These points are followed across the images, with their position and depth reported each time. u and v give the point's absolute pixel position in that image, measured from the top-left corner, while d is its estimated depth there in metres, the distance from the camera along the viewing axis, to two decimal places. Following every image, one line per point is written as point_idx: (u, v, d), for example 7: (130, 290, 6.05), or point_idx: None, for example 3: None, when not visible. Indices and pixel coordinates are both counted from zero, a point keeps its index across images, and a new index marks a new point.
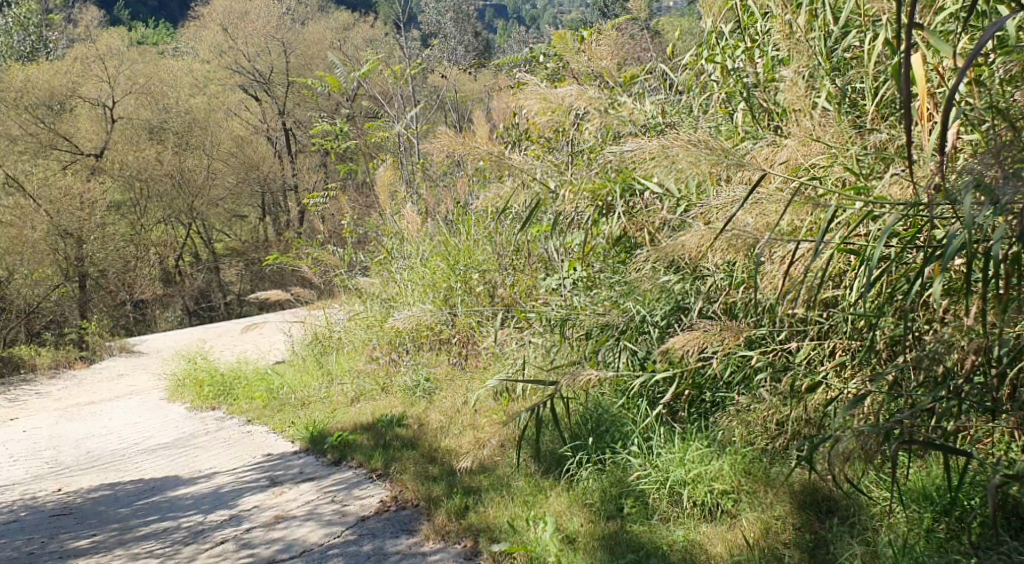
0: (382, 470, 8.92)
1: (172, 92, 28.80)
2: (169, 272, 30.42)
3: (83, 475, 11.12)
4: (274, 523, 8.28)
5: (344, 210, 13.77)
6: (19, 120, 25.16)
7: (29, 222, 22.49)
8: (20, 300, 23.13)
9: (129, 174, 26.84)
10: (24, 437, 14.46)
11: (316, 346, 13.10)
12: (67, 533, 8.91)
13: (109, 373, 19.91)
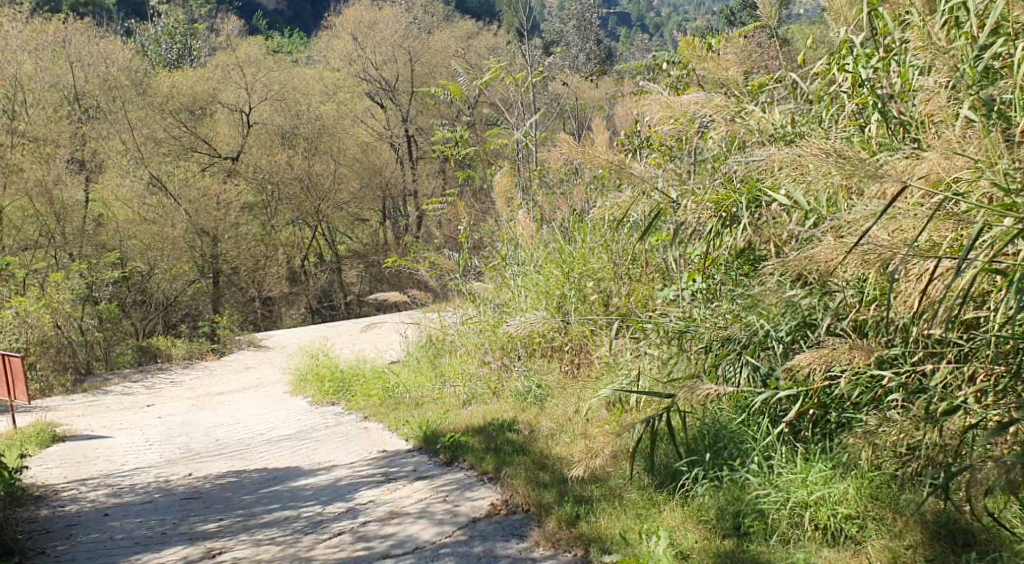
0: (494, 473, 8.90)
1: (304, 98, 29.31)
2: (293, 272, 30.99)
3: (210, 461, 11.38)
4: (388, 518, 8.33)
5: (461, 214, 13.78)
6: (165, 124, 27.22)
7: (170, 220, 24.96)
8: (160, 294, 25.51)
9: (262, 176, 28.22)
10: (159, 421, 14.87)
11: (430, 348, 13.11)
12: (196, 516, 9.15)
13: (233, 365, 20.32)
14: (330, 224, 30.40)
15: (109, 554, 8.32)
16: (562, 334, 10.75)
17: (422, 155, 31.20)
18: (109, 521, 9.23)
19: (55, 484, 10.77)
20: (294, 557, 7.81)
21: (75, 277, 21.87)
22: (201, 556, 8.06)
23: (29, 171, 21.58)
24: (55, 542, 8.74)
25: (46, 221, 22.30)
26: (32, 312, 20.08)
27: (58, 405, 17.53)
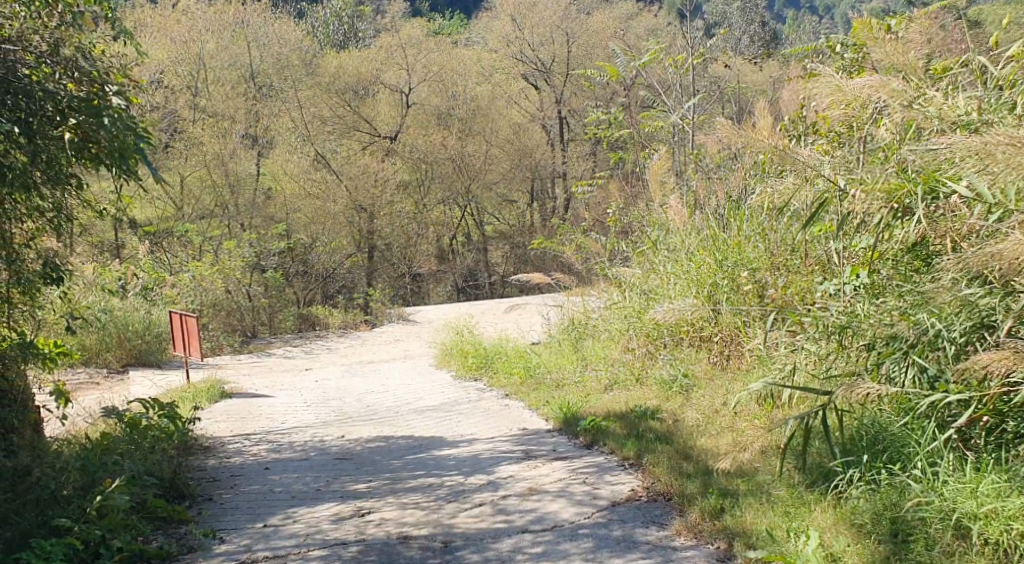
0: (635, 460, 8.73)
1: (460, 80, 29.44)
2: (441, 251, 31.18)
3: (361, 425, 11.51)
4: (527, 495, 8.25)
5: (613, 198, 13.54)
6: (330, 104, 28.30)
7: (331, 196, 25.44)
8: (320, 266, 26.04)
9: (417, 157, 28.36)
10: (315, 385, 15.16)
11: (572, 330, 12.94)
12: (347, 476, 9.26)
13: (382, 337, 20.55)
14: (479, 206, 30.45)
15: (266, 506, 8.47)
16: (712, 323, 10.41)
17: (573, 137, 30.72)
18: (269, 474, 9.43)
19: (220, 437, 11.09)
20: (437, 523, 7.80)
21: (244, 246, 22.73)
22: (351, 514, 8.12)
23: (208, 145, 23.53)
24: (219, 490, 8.98)
25: (221, 193, 24.27)
26: (206, 276, 21.14)
27: (225, 364, 18.11)
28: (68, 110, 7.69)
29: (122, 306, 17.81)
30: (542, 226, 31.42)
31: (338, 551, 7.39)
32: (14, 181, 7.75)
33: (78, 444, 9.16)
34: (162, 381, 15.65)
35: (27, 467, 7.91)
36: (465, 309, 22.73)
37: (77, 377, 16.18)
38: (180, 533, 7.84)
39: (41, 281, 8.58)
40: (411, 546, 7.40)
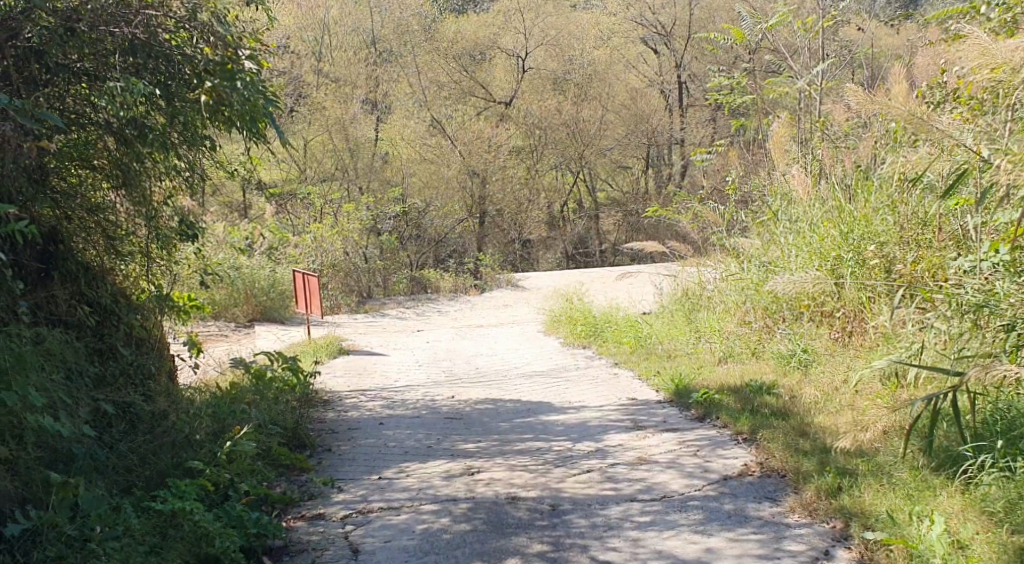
0: (749, 435, 8.49)
1: (578, 44, 28.65)
2: (552, 218, 31.00)
3: (471, 387, 11.46)
4: (637, 464, 8.08)
5: (733, 166, 13.21)
6: (448, 69, 27.97)
7: (446, 160, 25.56)
8: (433, 231, 26.62)
9: (532, 122, 28.16)
10: (426, 346, 15.20)
11: (686, 301, 12.64)
12: (457, 435, 9.21)
13: (493, 301, 20.45)
14: (592, 172, 30.15)
15: (382, 459, 8.54)
16: (834, 298, 10.02)
17: (693, 103, 29.67)
18: (383, 430, 9.48)
19: (337, 391, 11.21)
20: (545, 486, 7.68)
21: (363, 209, 22.87)
22: (461, 472, 8.05)
23: (331, 109, 23.92)
24: (337, 441, 9.12)
25: (342, 156, 24.46)
26: (327, 238, 21.48)
27: (344, 323, 18.29)
28: (202, 73, 7.81)
29: (249, 263, 18.11)
30: (657, 193, 30.96)
31: (449, 507, 7.33)
32: (155, 142, 7.92)
33: (207, 393, 9.28)
34: (284, 336, 15.94)
35: (164, 411, 7.92)
36: (576, 277, 22.48)
37: (209, 328, 16.57)
38: (302, 480, 7.95)
39: (177, 237, 8.64)
40: (520, 507, 7.29)
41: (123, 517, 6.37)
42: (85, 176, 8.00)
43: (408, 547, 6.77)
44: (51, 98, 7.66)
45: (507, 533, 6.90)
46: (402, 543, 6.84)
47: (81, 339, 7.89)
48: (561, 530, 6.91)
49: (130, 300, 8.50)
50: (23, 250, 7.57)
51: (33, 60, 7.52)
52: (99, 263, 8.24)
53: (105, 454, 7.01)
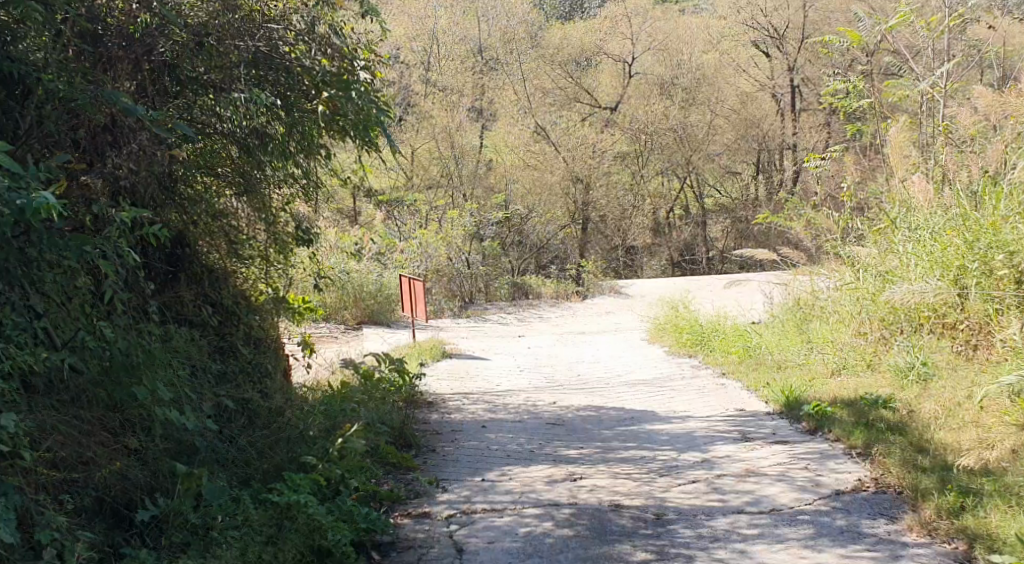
0: (863, 449, 8.14)
1: (688, 48, 28.23)
2: (657, 223, 30.72)
3: (574, 393, 11.26)
4: (744, 476, 7.80)
5: (850, 172, 12.82)
6: (553, 75, 28.09)
7: (549, 167, 25.51)
8: (536, 237, 26.17)
9: (638, 127, 27.63)
10: (529, 351, 15.06)
11: (798, 311, 12.28)
12: (560, 441, 9.02)
13: (595, 308, 20.22)
14: (701, 179, 29.74)
15: (485, 461, 8.41)
16: (957, 310, 9.59)
17: (807, 108, 28.30)
18: (487, 432, 9.35)
19: (442, 394, 11.12)
20: (649, 495, 7.44)
21: (467, 215, 22.86)
22: (563, 478, 7.86)
23: (439, 118, 23.72)
24: (441, 442, 9.02)
25: (447, 164, 24.32)
26: (432, 243, 21.50)
27: (447, 327, 18.27)
28: (321, 85, 7.91)
29: (358, 268, 18.21)
30: (768, 200, 29.69)
31: (551, 511, 7.13)
32: (275, 151, 7.92)
33: (319, 392, 9.30)
34: (390, 339, 15.91)
35: (280, 407, 8.10)
36: (681, 285, 22.07)
37: (320, 329, 16.70)
38: (407, 480, 7.85)
39: (294, 242, 8.76)
40: (623, 515, 7.07)
41: (243, 507, 6.55)
42: (210, 183, 8.04)
43: (512, 549, 6.60)
44: (181, 109, 7.64)
45: (609, 539, 6.68)
46: (506, 545, 6.67)
47: (202, 337, 8.08)
48: (665, 540, 6.67)
49: (250, 301, 8.66)
50: (154, 252, 7.80)
51: (165, 73, 7.54)
52: (221, 265, 8.25)
53: (224, 444, 7.23)
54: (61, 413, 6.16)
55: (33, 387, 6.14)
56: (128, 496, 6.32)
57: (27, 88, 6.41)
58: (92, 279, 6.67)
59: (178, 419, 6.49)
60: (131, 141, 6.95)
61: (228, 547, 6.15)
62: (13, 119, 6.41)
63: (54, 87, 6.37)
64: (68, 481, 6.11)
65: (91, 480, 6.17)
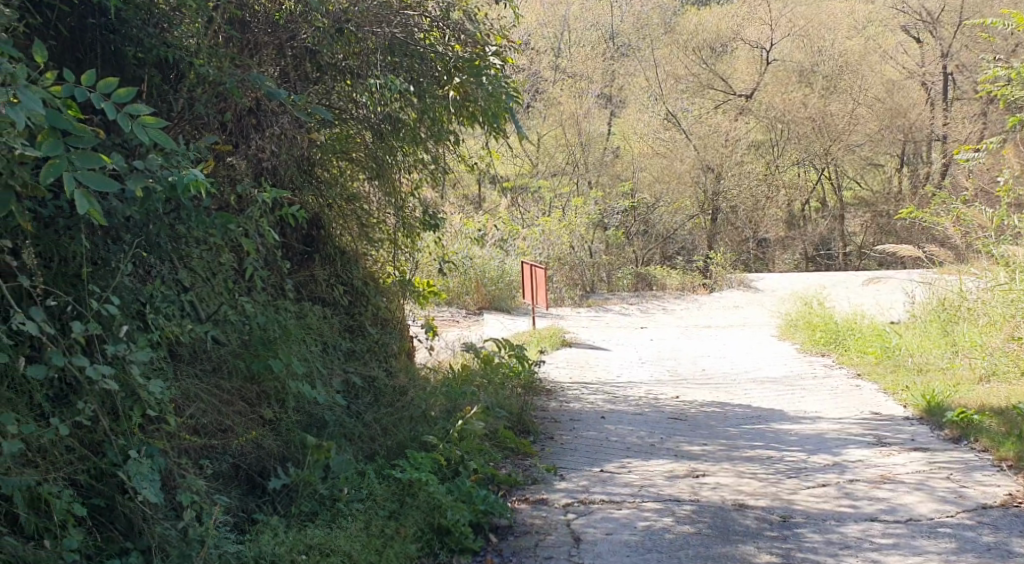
0: (1013, 462, 7.60)
1: (830, 34, 25.97)
2: (790, 216, 28.36)
3: (698, 388, 10.88)
4: (879, 483, 7.34)
5: (1009, 166, 12.14)
6: (686, 62, 26.71)
7: (679, 155, 24.95)
8: (661, 226, 25.94)
9: (774, 115, 25.93)
10: (651, 343, 14.70)
11: (943, 313, 11.69)
12: (682, 436, 8.67)
13: (723, 302, 19.71)
14: (839, 168, 26.84)
15: (604, 452, 8.13)
16: None
17: (960, 95, 25.25)
18: (607, 423, 9.06)
19: (560, 383, 10.85)
20: (776, 497, 7.06)
21: (592, 204, 22.64)
22: (686, 473, 7.54)
23: (565, 104, 24.41)
24: (559, 430, 8.76)
25: (573, 151, 24.71)
26: (555, 232, 21.40)
27: (569, 315, 18.00)
28: (453, 70, 7.76)
29: (481, 254, 18.04)
30: (913, 194, 27.08)
31: (672, 507, 6.81)
32: (407, 137, 7.81)
33: (440, 374, 9.12)
34: (509, 326, 15.69)
35: (404, 385, 7.92)
36: (816, 281, 21.34)
37: (443, 313, 16.58)
38: (526, 465, 7.62)
39: (422, 228, 8.52)
40: (748, 515, 6.70)
41: (366, 481, 6.40)
42: (345, 167, 7.90)
43: (630, 542, 6.28)
44: (320, 95, 7.52)
45: (733, 539, 6.32)
46: (623, 538, 6.35)
47: (334, 316, 8.01)
48: (791, 543, 6.28)
49: (379, 282, 8.53)
50: (291, 233, 7.81)
51: (307, 58, 7.40)
52: (353, 249, 8.17)
53: (353, 420, 7.08)
54: (204, 382, 6.22)
55: (179, 356, 6.24)
56: (262, 464, 6.21)
57: (181, 72, 6.52)
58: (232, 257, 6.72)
59: (311, 394, 6.45)
60: (274, 125, 6.95)
61: (352, 520, 5.98)
62: (167, 103, 6.54)
63: (206, 71, 6.42)
64: (207, 446, 6.05)
65: (229, 447, 6.11)
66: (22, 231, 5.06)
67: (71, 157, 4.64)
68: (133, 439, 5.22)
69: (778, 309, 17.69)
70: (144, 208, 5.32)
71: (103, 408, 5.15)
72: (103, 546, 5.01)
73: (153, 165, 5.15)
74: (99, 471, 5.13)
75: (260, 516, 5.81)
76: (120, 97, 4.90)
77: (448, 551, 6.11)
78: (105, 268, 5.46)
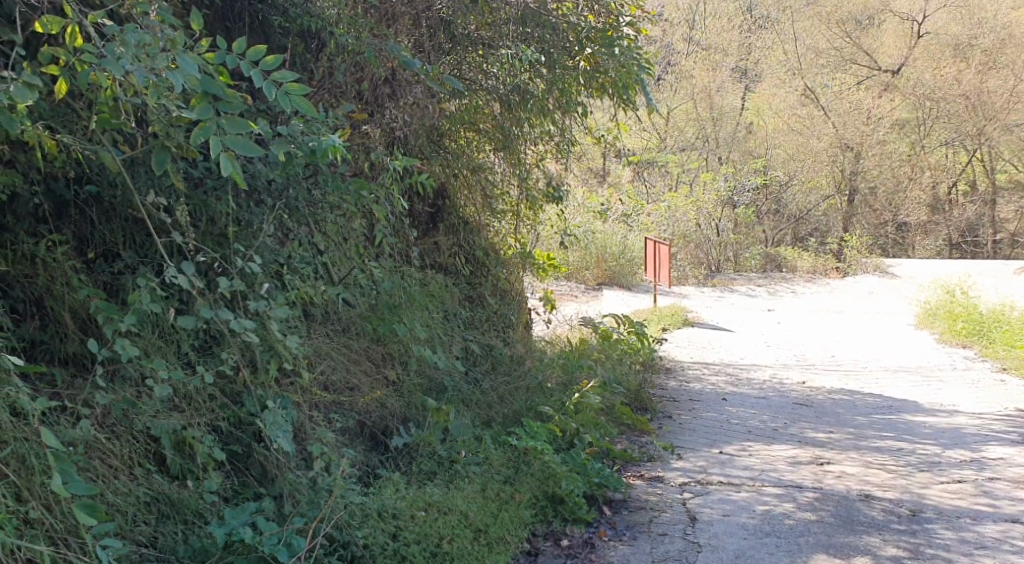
0: None
1: (992, 4, 23.73)
2: (934, 199, 26.11)
3: (825, 374, 10.87)
4: (1021, 483, 7.19)
5: None
6: (828, 35, 24.27)
7: (816, 132, 22.84)
8: (794, 206, 23.99)
9: (922, 92, 23.93)
10: (775, 326, 14.63)
11: None
12: (807, 423, 8.70)
13: (854, 287, 19.42)
14: (993, 150, 24.80)
15: (724, 434, 8.22)
16: None
17: None
18: (728, 405, 9.14)
19: (681, 362, 10.97)
20: (906, 489, 6.98)
21: (722, 179, 22.54)
22: (809, 460, 7.57)
23: (699, 77, 22.75)
24: (678, 410, 8.87)
25: (703, 126, 23.10)
26: (680, 208, 21.51)
27: (691, 295, 17.98)
28: (586, 41, 7.84)
29: (603, 228, 18.19)
30: None
31: (794, 493, 6.83)
32: (536, 108, 7.94)
33: (558, 348, 9.29)
34: (630, 303, 15.81)
35: (521, 355, 8.12)
36: (957, 270, 20.84)
37: (562, 288, 16.72)
38: (642, 442, 7.76)
39: (544, 200, 8.71)
40: (874, 507, 6.64)
41: (483, 447, 6.60)
42: (472, 138, 8.05)
43: (747, 524, 6.31)
44: (452, 66, 7.76)
45: (856, 530, 6.27)
46: (741, 520, 6.39)
47: (455, 285, 8.21)
48: (921, 538, 6.17)
49: (499, 254, 8.69)
50: (417, 201, 8.03)
51: (441, 28, 7.63)
52: (476, 220, 8.36)
53: (470, 387, 7.28)
54: (335, 341, 6.48)
55: (312, 315, 6.50)
56: (385, 423, 6.44)
57: (323, 42, 6.76)
58: (365, 222, 6.96)
59: (433, 359, 6.68)
60: (408, 94, 7.18)
61: (469, 482, 6.17)
62: (308, 70, 6.81)
63: (345, 41, 6.58)
64: (335, 402, 6.30)
65: (356, 405, 6.34)
66: (175, 190, 5.35)
67: (221, 121, 4.77)
68: (270, 391, 5.52)
69: (915, 298, 17.39)
70: (285, 172, 5.59)
71: (243, 359, 5.47)
72: (240, 489, 5.30)
73: (295, 131, 5.38)
74: (237, 420, 5.45)
75: (384, 473, 6.03)
76: (267, 64, 5.09)
77: (561, 519, 6.27)
78: (248, 228, 5.76)
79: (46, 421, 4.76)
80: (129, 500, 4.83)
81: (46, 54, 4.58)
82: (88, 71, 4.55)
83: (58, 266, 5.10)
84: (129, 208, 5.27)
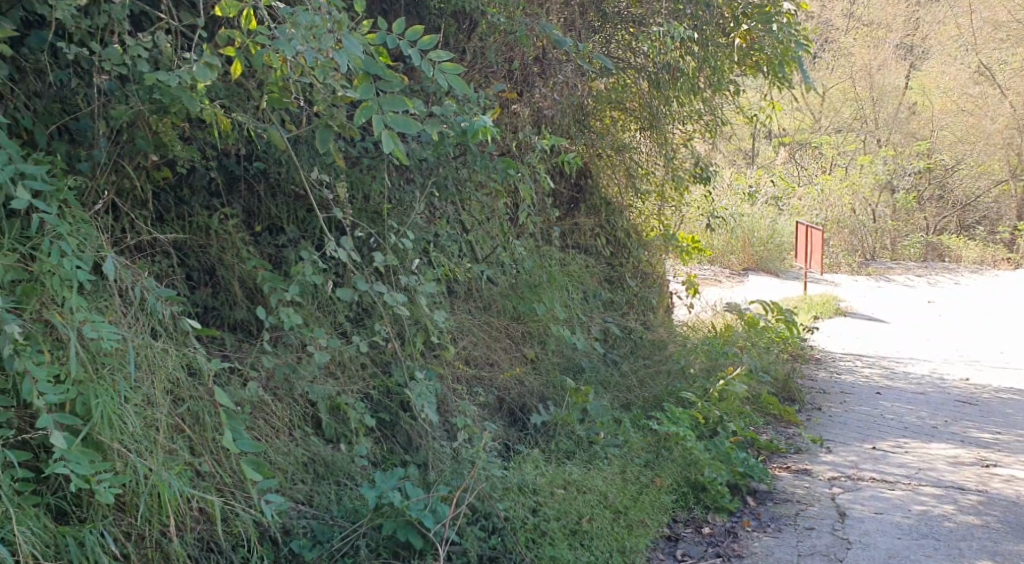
0: None
1: None
2: None
3: (992, 371, 10.65)
4: None
5: None
6: (1011, 5, 21.78)
7: (991, 112, 21.58)
8: (960, 191, 22.18)
9: None
10: (936, 319, 14.33)
11: None
12: (971, 422, 8.55)
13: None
14: None
15: (877, 429, 8.17)
16: None
17: None
18: (883, 399, 9.08)
19: (833, 353, 10.94)
20: None
21: (881, 162, 21.14)
22: (973, 461, 7.46)
23: (860, 54, 21.49)
24: (828, 402, 8.86)
25: (863, 107, 21.68)
26: (834, 191, 20.79)
27: (844, 283, 17.71)
28: (742, 17, 7.96)
29: (750, 211, 18.03)
30: None
31: (955, 495, 6.74)
32: (686, 87, 7.98)
33: (700, 332, 9.35)
34: (777, 289, 15.73)
35: (664, 339, 8.20)
36: None
37: (704, 271, 16.66)
38: (789, 433, 7.79)
39: (690, 180, 8.47)
40: None
41: (623, 429, 6.73)
42: (619, 117, 8.16)
43: (902, 524, 6.24)
44: (603, 44, 7.90)
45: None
46: (895, 519, 6.32)
47: (596, 265, 8.37)
48: None
49: (641, 236, 8.75)
50: (559, 180, 8.21)
51: (593, 6, 7.78)
52: (617, 200, 8.45)
53: (609, 369, 7.43)
54: (476, 317, 6.71)
55: (455, 292, 6.73)
56: (523, 401, 6.61)
57: (474, 23, 6.97)
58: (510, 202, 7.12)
59: (570, 339, 6.89)
60: (558, 74, 7.30)
61: (609, 463, 6.29)
62: (461, 50, 7.01)
63: (497, 20, 6.79)
64: (477, 376, 6.51)
65: (496, 380, 6.54)
66: (335, 166, 5.58)
67: (381, 100, 4.93)
68: (417, 362, 5.75)
69: None
70: (437, 152, 5.81)
71: (394, 331, 5.71)
72: (387, 455, 5.53)
73: (448, 112, 5.55)
74: (385, 390, 5.69)
75: (524, 450, 6.18)
76: (424, 44, 5.27)
77: (703, 506, 6.33)
78: (400, 206, 5.98)
79: (219, 382, 5.07)
80: (290, 459, 5.10)
81: (223, 36, 4.85)
82: (262, 52, 4.80)
83: (229, 238, 5.41)
84: (293, 185, 5.55)
